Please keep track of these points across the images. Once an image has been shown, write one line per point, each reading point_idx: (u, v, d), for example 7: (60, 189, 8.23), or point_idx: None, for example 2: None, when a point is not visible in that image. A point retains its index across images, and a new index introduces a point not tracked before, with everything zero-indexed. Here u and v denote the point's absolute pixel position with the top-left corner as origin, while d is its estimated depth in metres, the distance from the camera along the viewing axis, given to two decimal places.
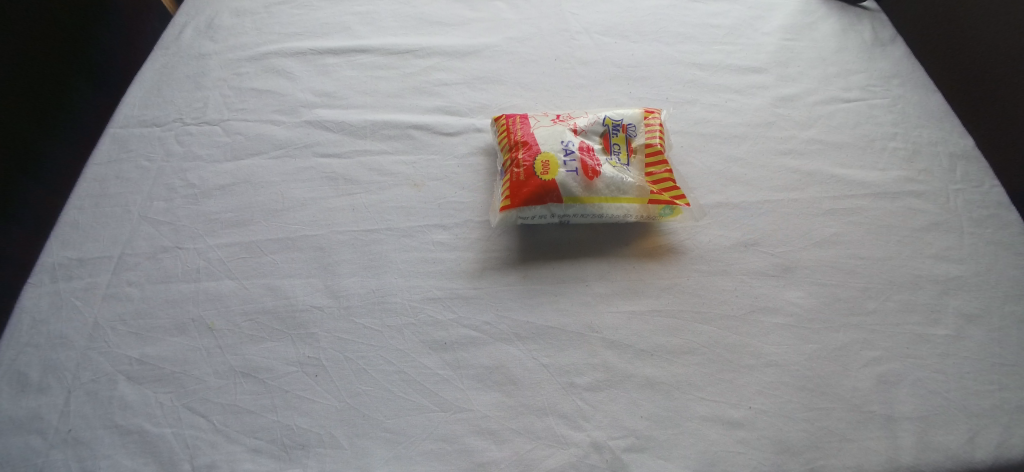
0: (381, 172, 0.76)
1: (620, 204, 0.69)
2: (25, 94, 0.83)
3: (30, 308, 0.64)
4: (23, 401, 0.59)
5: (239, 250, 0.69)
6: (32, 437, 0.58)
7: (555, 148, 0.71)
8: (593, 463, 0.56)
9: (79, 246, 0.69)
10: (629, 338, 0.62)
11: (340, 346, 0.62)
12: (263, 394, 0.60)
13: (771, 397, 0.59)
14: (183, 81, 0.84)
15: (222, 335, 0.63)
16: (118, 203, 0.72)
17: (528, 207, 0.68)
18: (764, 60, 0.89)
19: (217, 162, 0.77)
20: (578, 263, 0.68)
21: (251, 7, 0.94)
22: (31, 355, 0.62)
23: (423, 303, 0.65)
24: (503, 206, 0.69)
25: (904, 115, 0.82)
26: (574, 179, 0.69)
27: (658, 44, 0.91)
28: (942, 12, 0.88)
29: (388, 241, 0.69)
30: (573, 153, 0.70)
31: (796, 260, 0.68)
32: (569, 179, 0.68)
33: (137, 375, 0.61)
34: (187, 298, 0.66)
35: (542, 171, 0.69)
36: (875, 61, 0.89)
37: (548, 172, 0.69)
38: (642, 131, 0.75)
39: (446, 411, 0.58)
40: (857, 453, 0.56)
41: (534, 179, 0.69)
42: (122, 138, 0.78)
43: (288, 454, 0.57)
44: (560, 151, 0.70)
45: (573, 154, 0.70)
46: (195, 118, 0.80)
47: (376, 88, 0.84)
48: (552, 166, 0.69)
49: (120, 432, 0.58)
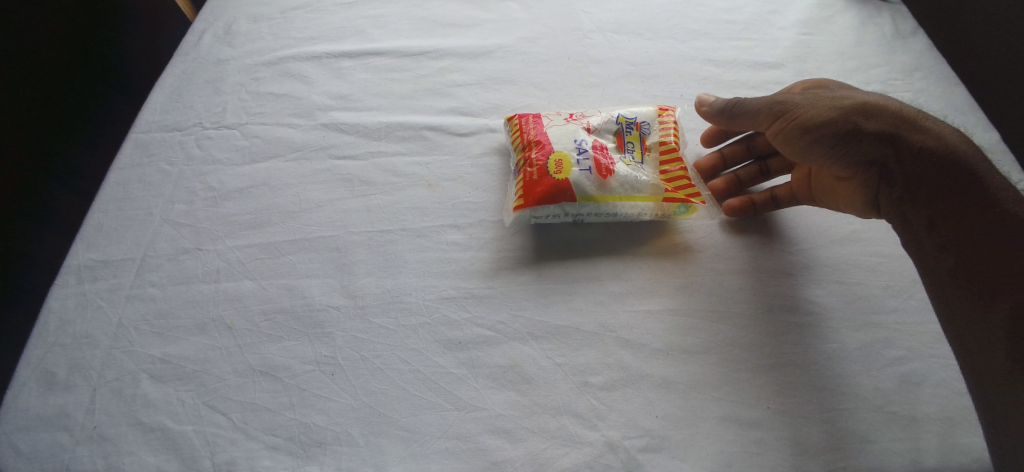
0: (395, 173, 0.76)
1: (633, 202, 0.69)
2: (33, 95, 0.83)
3: (56, 309, 0.66)
4: (51, 399, 0.61)
5: (257, 251, 0.70)
6: (59, 433, 0.59)
7: (568, 146, 0.71)
8: (608, 463, 0.56)
9: (103, 249, 0.71)
10: (644, 337, 0.62)
11: (357, 345, 0.63)
12: (280, 392, 0.61)
13: (789, 397, 0.58)
14: (202, 87, 0.86)
15: (241, 334, 0.64)
16: (140, 207, 0.74)
17: (541, 206, 0.68)
18: (780, 55, 0.87)
19: (236, 165, 0.78)
20: (591, 262, 0.68)
21: (268, 12, 0.96)
22: (57, 354, 0.64)
23: (437, 302, 0.65)
24: (516, 205, 0.69)
25: (926, 109, 0.80)
26: (588, 177, 0.69)
27: (672, 41, 0.90)
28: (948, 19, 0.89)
29: (403, 242, 0.70)
30: (587, 151, 0.70)
31: (815, 258, 0.67)
32: (583, 178, 0.69)
33: (159, 374, 0.62)
34: (207, 298, 0.67)
35: (555, 170, 0.69)
36: (896, 54, 0.86)
37: (561, 171, 0.69)
38: (657, 128, 0.75)
39: (461, 409, 0.59)
40: (878, 455, 0.55)
41: (547, 178, 0.69)
42: (144, 143, 0.80)
43: (306, 452, 0.58)
44: (574, 149, 0.70)
45: (586, 153, 0.70)
46: (214, 123, 0.82)
47: (391, 90, 0.85)
48: (565, 165, 0.69)
49: (143, 429, 0.59)
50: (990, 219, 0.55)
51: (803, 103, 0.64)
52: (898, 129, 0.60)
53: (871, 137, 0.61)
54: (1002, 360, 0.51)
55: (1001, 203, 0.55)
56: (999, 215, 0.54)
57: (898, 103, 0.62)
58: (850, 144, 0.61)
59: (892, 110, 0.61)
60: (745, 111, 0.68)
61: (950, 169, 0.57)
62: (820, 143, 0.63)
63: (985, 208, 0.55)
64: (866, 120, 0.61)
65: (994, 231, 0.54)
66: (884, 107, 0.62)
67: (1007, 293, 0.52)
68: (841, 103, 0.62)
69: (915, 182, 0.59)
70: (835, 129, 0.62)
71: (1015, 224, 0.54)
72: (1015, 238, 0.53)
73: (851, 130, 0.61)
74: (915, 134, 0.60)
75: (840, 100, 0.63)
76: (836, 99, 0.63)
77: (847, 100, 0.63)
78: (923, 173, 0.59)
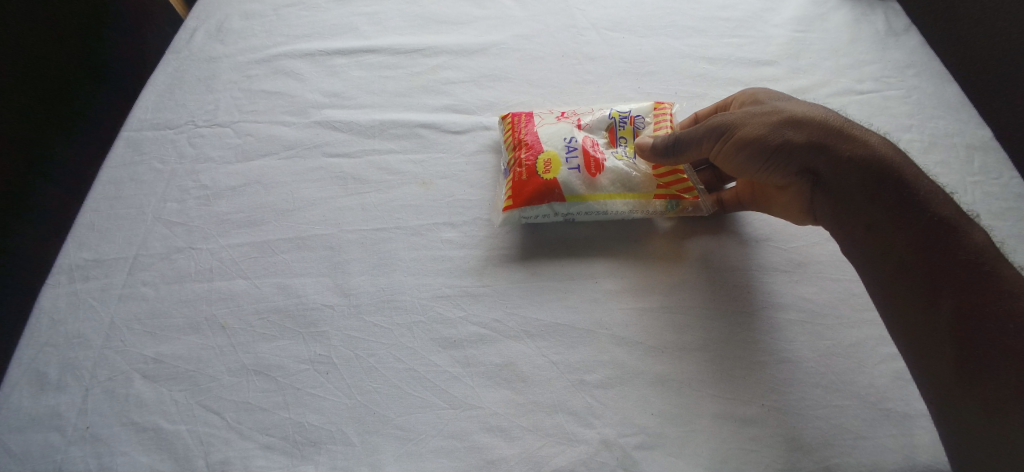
0: (389, 171, 0.76)
1: (625, 200, 0.69)
2: (26, 88, 0.82)
3: (47, 308, 0.66)
4: (42, 399, 0.61)
5: (251, 250, 0.70)
6: (51, 434, 0.59)
7: (558, 145, 0.71)
8: (603, 461, 0.56)
9: (94, 248, 0.70)
10: (638, 334, 0.62)
11: (352, 344, 0.63)
12: (274, 392, 0.60)
13: (783, 394, 0.58)
14: (195, 84, 0.85)
15: (235, 334, 0.64)
16: (132, 205, 0.74)
17: (530, 206, 0.69)
18: (774, 52, 0.87)
19: (228, 163, 0.78)
20: (587, 260, 0.68)
21: (261, 9, 0.95)
22: (49, 354, 0.63)
23: (433, 300, 0.65)
24: (506, 205, 0.69)
25: (919, 106, 0.80)
26: (577, 176, 0.69)
27: (667, 39, 0.90)
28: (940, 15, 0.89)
29: (398, 240, 0.70)
30: (576, 149, 0.70)
31: (808, 255, 0.67)
32: (572, 177, 0.69)
33: (152, 374, 0.62)
34: (201, 297, 0.67)
35: (544, 170, 0.69)
36: (889, 51, 0.87)
37: (550, 171, 0.69)
38: (650, 121, 0.74)
39: (456, 408, 0.59)
40: (872, 451, 0.55)
41: (536, 178, 0.69)
42: (136, 141, 0.79)
43: (300, 451, 0.57)
44: (563, 148, 0.70)
45: (575, 151, 0.70)
46: (207, 121, 0.81)
47: (385, 88, 0.85)
48: (554, 165, 0.69)
49: (136, 429, 0.59)
50: (920, 222, 0.55)
51: (735, 120, 0.64)
52: (826, 139, 0.61)
53: (802, 149, 0.61)
54: (948, 364, 0.52)
55: (930, 204, 0.56)
56: (928, 217, 0.55)
57: (824, 113, 0.63)
58: (784, 158, 0.62)
59: (819, 121, 0.62)
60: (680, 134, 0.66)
61: (880, 176, 0.58)
62: (755, 159, 0.63)
63: (916, 211, 0.56)
64: (795, 133, 0.61)
65: (926, 233, 0.55)
66: (812, 120, 0.62)
67: (942, 293, 0.53)
68: (771, 118, 0.63)
69: (849, 192, 0.59)
70: (767, 143, 0.62)
71: (944, 225, 0.55)
72: (947, 238, 0.54)
73: (782, 144, 0.61)
74: (844, 144, 0.61)
75: (770, 115, 0.63)
76: (766, 115, 0.63)
77: (776, 115, 0.63)
78: (854, 182, 0.59)
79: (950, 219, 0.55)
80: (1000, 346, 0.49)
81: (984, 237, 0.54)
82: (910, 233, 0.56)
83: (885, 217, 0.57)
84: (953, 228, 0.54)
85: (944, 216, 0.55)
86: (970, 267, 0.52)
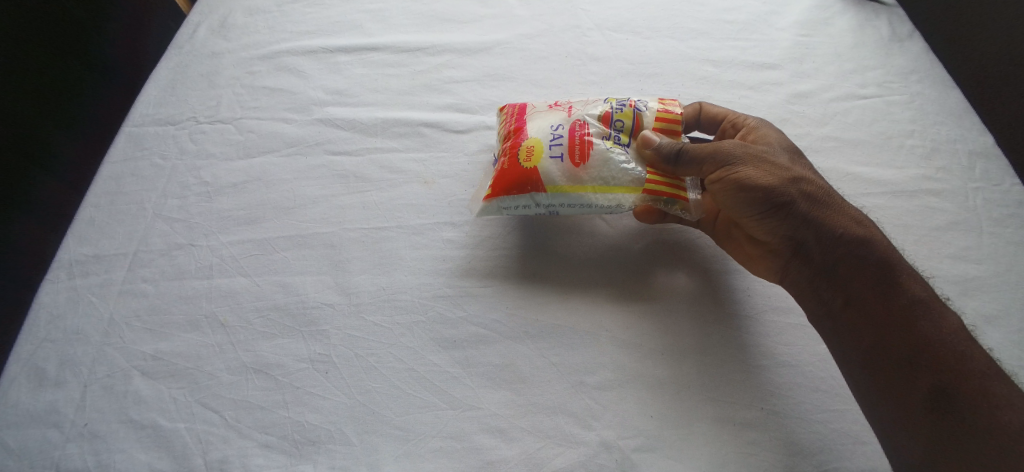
0: (392, 169, 0.76)
1: (611, 194, 0.65)
2: (25, 93, 0.82)
3: (47, 304, 0.66)
4: (40, 395, 0.61)
5: (252, 247, 0.70)
6: (49, 430, 0.59)
7: (542, 134, 0.68)
8: (602, 463, 0.56)
9: (95, 243, 0.70)
10: (640, 337, 0.62)
11: (351, 343, 0.63)
12: (274, 390, 0.60)
13: (783, 398, 0.58)
14: (197, 81, 0.85)
15: (235, 331, 0.64)
16: (132, 201, 0.73)
17: (508, 197, 0.67)
18: (778, 56, 0.87)
19: (230, 160, 0.77)
20: (586, 264, 0.67)
21: (263, 5, 0.94)
22: (48, 349, 0.63)
23: (432, 300, 0.65)
24: (486, 195, 0.68)
25: (922, 112, 0.80)
26: (558, 167, 0.66)
27: (671, 40, 0.90)
28: (947, 19, 0.90)
29: (399, 239, 0.70)
30: (561, 137, 0.67)
31: None
32: (553, 167, 0.66)
33: (152, 371, 0.62)
34: (201, 294, 0.66)
35: (526, 158, 0.67)
36: (893, 56, 0.87)
37: (531, 160, 0.66)
38: (653, 107, 0.71)
39: (456, 409, 0.59)
40: (870, 456, 0.56)
41: (517, 167, 0.67)
42: (137, 136, 0.79)
43: (298, 450, 0.57)
44: (548, 135, 0.68)
45: (559, 139, 0.67)
46: (209, 117, 0.81)
47: (387, 86, 0.85)
48: (536, 152, 0.67)
49: (134, 426, 0.59)
50: (907, 299, 0.56)
51: (746, 161, 0.62)
52: (828, 205, 0.61)
53: (802, 209, 0.61)
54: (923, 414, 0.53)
55: (916, 287, 0.57)
56: (912, 299, 0.56)
57: (820, 178, 0.64)
58: (782, 215, 0.61)
59: (824, 190, 0.62)
60: (689, 156, 0.64)
61: (867, 251, 0.59)
62: (755, 204, 0.61)
63: (900, 289, 0.57)
64: (800, 194, 0.61)
65: (909, 314, 0.55)
66: (814, 184, 0.62)
67: (920, 366, 0.54)
68: (782, 172, 0.61)
69: (834, 258, 0.60)
70: (770, 193, 0.61)
71: (928, 306, 0.56)
72: (929, 317, 0.55)
73: (785, 202, 0.61)
74: (838, 213, 0.61)
75: (779, 168, 0.62)
76: (775, 167, 0.62)
77: (786, 170, 0.62)
78: (842, 252, 0.60)
79: (931, 303, 0.56)
80: (978, 423, 0.50)
81: (957, 321, 0.55)
82: (892, 309, 0.56)
83: (869, 289, 0.58)
84: (935, 312, 0.55)
85: (925, 297, 0.56)
86: (950, 346, 0.53)
